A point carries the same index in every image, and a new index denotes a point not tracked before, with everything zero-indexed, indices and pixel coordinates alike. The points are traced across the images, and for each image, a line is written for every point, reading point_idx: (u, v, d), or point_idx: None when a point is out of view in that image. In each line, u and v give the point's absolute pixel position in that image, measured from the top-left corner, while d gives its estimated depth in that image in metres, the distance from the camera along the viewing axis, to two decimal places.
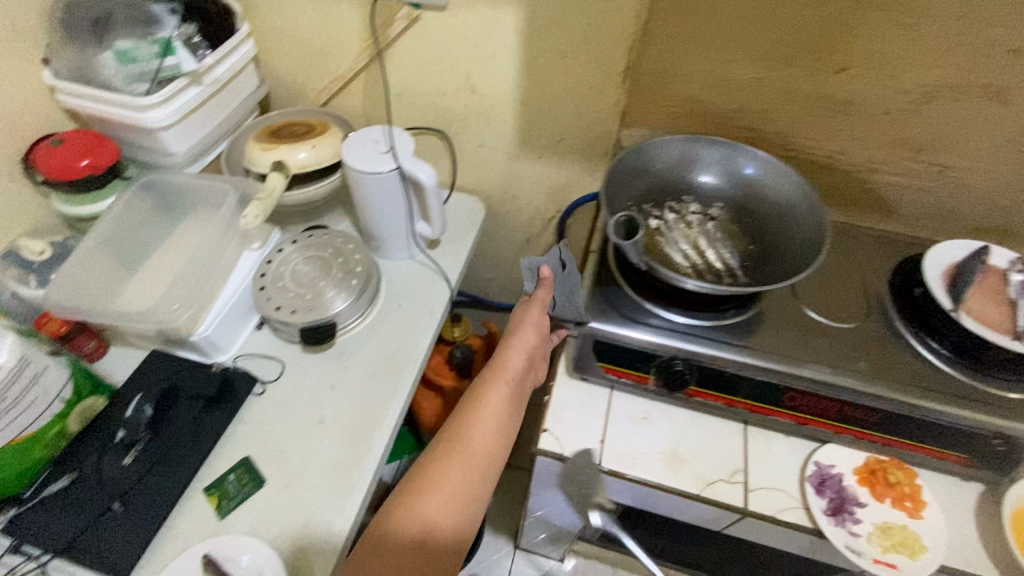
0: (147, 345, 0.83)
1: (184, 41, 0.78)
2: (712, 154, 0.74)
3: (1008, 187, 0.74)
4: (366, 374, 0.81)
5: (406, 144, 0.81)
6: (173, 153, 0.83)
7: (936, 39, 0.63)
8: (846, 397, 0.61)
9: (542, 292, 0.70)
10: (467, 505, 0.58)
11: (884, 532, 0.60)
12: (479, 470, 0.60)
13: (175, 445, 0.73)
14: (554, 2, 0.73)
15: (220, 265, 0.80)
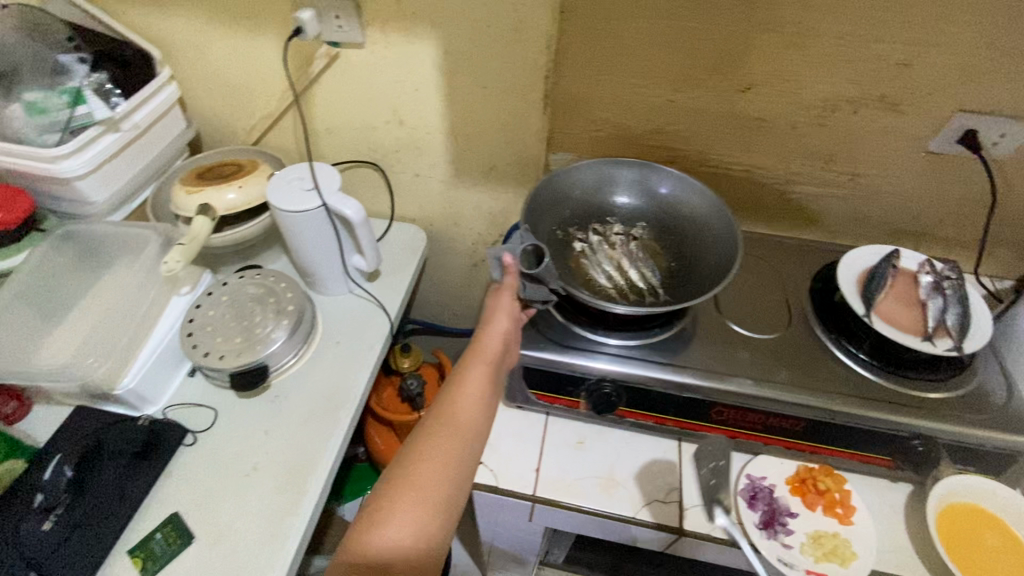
0: (71, 402, 0.79)
1: (96, 90, 0.78)
2: (628, 176, 0.77)
3: (916, 191, 0.77)
4: (302, 415, 0.79)
5: (331, 180, 0.80)
6: (93, 201, 0.82)
7: (829, 56, 0.66)
8: (769, 408, 0.62)
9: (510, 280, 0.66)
10: (444, 508, 0.54)
11: (815, 542, 0.60)
12: (455, 472, 0.56)
13: (98, 505, 0.69)
14: (468, 35, 0.74)
15: (143, 313, 0.77)
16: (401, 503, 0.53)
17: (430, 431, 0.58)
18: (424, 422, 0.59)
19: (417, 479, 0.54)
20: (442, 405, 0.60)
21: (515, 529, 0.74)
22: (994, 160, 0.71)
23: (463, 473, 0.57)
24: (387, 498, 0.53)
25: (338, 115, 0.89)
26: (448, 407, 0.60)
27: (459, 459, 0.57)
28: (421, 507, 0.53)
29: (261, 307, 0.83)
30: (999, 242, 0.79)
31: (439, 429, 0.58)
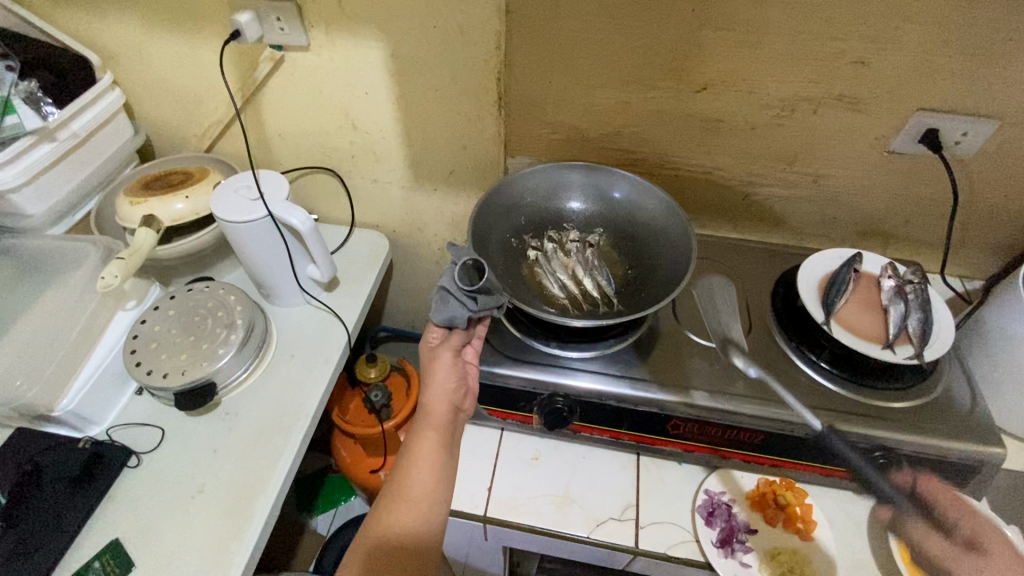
0: (8, 424, 0.75)
1: (26, 98, 0.75)
2: (583, 180, 0.76)
3: (880, 191, 0.75)
4: (252, 435, 0.76)
5: (279, 189, 0.77)
6: (31, 214, 0.78)
7: (783, 55, 0.64)
8: (727, 421, 0.60)
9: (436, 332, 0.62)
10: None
11: (774, 560, 0.58)
12: (420, 549, 0.54)
13: (34, 532, 0.66)
14: (415, 36, 0.72)
15: (79, 329, 0.74)
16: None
17: (387, 510, 0.55)
18: (380, 500, 0.57)
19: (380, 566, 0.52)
20: (395, 480, 0.57)
21: (473, 547, 0.72)
22: (958, 159, 0.69)
23: (430, 546, 0.55)
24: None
25: (289, 120, 0.86)
26: (401, 480, 0.57)
27: (422, 536, 0.54)
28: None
29: (207, 321, 0.79)
30: (966, 243, 0.78)
31: (395, 507, 0.55)
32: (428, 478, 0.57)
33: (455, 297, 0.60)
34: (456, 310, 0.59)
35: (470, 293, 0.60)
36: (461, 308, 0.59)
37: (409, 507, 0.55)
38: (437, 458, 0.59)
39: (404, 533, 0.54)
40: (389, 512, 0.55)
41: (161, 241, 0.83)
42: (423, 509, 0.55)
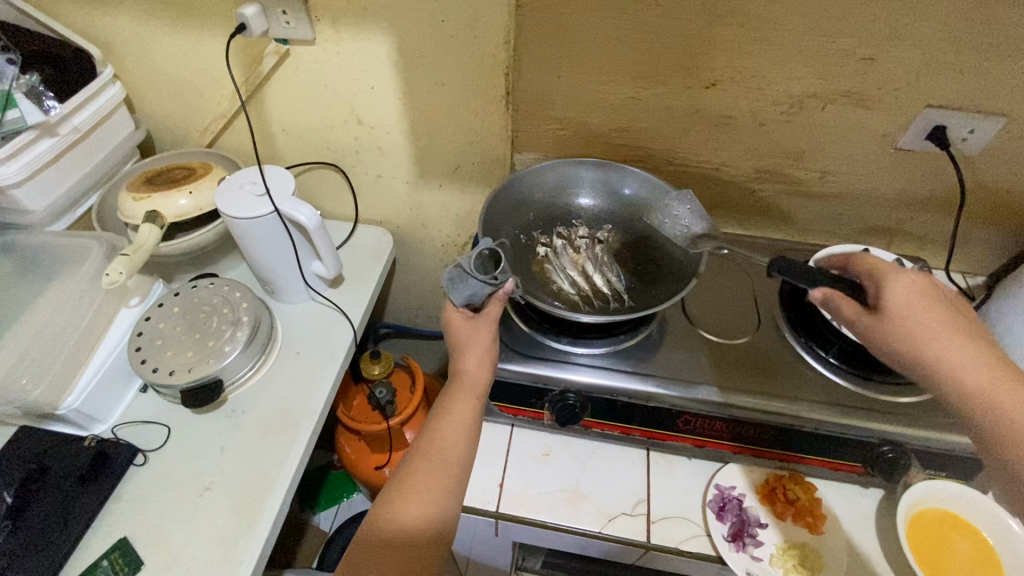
0: (12, 422, 0.74)
1: (27, 92, 0.74)
2: (592, 176, 0.76)
3: (886, 187, 0.76)
4: (259, 432, 0.75)
5: (284, 184, 0.77)
6: (31, 209, 0.77)
7: (792, 51, 0.64)
8: (738, 417, 0.60)
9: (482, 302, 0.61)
10: (431, 550, 0.52)
11: (784, 554, 0.58)
12: (442, 512, 0.53)
13: (42, 531, 0.65)
14: (422, 31, 0.71)
15: (83, 327, 0.73)
16: (386, 548, 0.51)
17: (413, 468, 0.55)
18: (407, 458, 0.56)
19: (400, 522, 0.52)
20: (424, 440, 0.57)
21: (483, 542, 0.72)
22: (964, 156, 0.70)
23: (452, 511, 0.54)
24: (372, 540, 0.51)
25: (294, 116, 0.86)
26: (430, 440, 0.56)
27: (444, 498, 0.54)
28: (409, 551, 0.51)
29: (214, 318, 0.78)
30: (970, 240, 0.78)
31: (421, 466, 0.54)
32: (456, 443, 0.56)
33: (473, 280, 0.60)
34: (475, 286, 0.60)
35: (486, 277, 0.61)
36: (480, 284, 0.60)
37: (435, 468, 0.55)
38: (467, 424, 0.58)
39: (429, 492, 0.53)
40: (416, 469, 0.54)
41: (165, 238, 0.82)
42: (448, 474, 0.54)
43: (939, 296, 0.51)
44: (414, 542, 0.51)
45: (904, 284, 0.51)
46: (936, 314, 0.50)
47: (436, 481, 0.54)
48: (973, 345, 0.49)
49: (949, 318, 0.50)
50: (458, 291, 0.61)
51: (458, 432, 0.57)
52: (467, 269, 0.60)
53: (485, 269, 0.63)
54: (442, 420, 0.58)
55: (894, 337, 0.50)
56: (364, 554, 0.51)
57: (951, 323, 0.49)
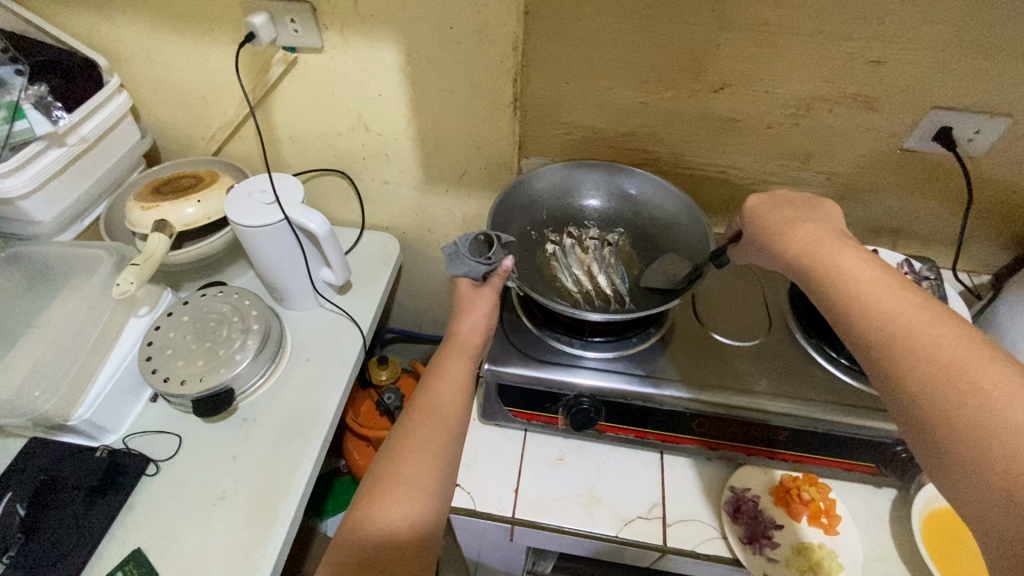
0: (22, 434, 0.74)
1: (36, 102, 0.73)
2: (599, 178, 0.76)
3: (892, 188, 0.76)
4: (270, 440, 0.75)
5: (294, 193, 0.76)
6: (40, 220, 0.77)
7: (799, 55, 0.65)
8: (751, 419, 0.60)
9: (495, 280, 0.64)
10: (434, 494, 0.51)
11: (800, 555, 0.58)
12: (441, 459, 0.53)
13: (56, 543, 0.65)
14: (430, 38, 0.71)
15: (94, 337, 0.73)
16: (389, 493, 0.50)
17: (411, 421, 0.55)
18: (403, 415, 0.57)
19: (404, 468, 0.51)
20: (419, 396, 0.57)
21: (498, 547, 0.72)
22: (970, 157, 0.71)
23: (451, 459, 0.54)
24: (371, 491, 0.50)
25: (301, 123, 0.86)
26: (426, 397, 0.57)
27: (445, 445, 0.54)
28: (414, 495, 0.50)
29: (224, 327, 0.78)
30: (975, 240, 0.79)
31: (419, 416, 0.55)
32: (452, 396, 0.58)
33: (466, 260, 0.64)
34: (469, 264, 0.63)
35: (478, 261, 0.64)
36: (475, 263, 0.63)
37: (434, 419, 0.55)
38: (462, 381, 0.60)
39: (428, 441, 0.54)
40: (414, 423, 0.55)
41: (173, 246, 0.82)
42: (447, 425, 0.55)
43: (789, 201, 0.59)
44: (418, 485, 0.51)
45: (753, 201, 0.60)
46: (782, 209, 0.57)
47: (435, 429, 0.54)
48: (816, 220, 0.54)
49: (794, 210, 0.57)
50: (456, 269, 0.64)
51: (454, 386, 0.58)
52: (460, 249, 0.64)
53: (482, 251, 0.66)
54: (438, 378, 0.59)
55: (751, 238, 0.58)
56: (368, 500, 0.50)
57: (795, 211, 0.56)
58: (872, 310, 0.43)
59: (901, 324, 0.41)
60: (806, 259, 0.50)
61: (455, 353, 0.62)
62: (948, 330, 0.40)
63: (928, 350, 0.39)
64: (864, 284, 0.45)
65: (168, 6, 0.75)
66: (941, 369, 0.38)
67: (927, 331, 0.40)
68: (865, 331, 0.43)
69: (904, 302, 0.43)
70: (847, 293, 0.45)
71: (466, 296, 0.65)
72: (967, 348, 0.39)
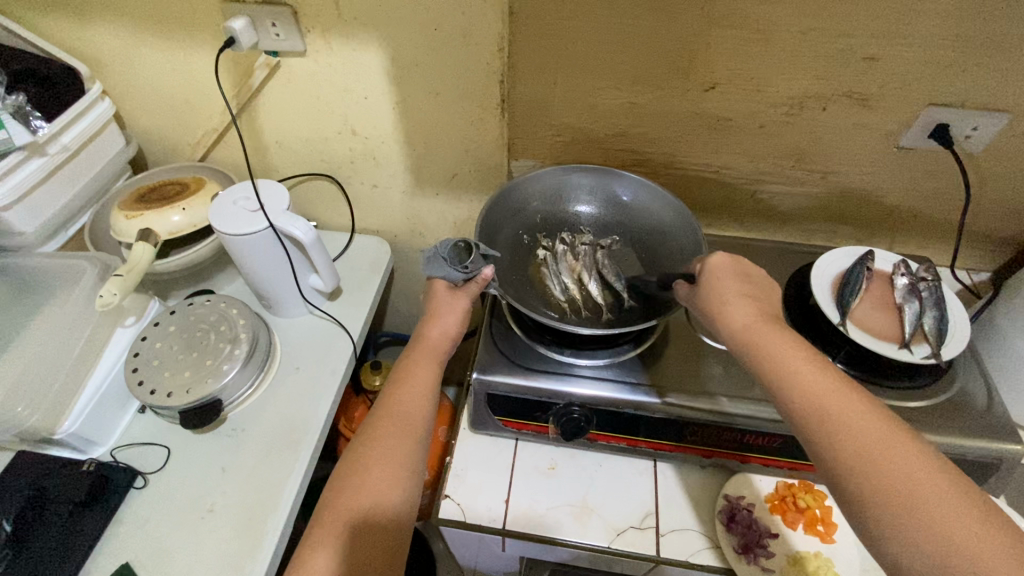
0: (10, 448, 0.73)
1: (14, 112, 0.72)
2: (589, 182, 0.75)
3: (889, 186, 0.75)
4: (259, 450, 0.74)
5: (279, 201, 0.75)
6: (23, 232, 0.76)
7: (790, 52, 0.63)
8: (744, 426, 0.59)
9: (473, 286, 0.63)
10: (401, 504, 0.52)
11: (796, 564, 0.57)
12: (408, 469, 0.54)
13: (41, 559, 0.64)
14: (414, 39, 0.70)
15: (79, 350, 0.72)
16: (354, 508, 0.50)
17: (375, 431, 0.55)
18: (369, 422, 0.56)
19: (368, 481, 0.52)
20: (384, 403, 0.57)
21: (491, 556, 0.72)
22: (968, 154, 0.69)
23: (417, 469, 0.55)
24: (337, 501, 0.51)
25: (287, 127, 0.84)
26: (391, 403, 0.57)
27: (411, 452, 0.55)
28: (380, 508, 0.51)
29: (211, 336, 0.77)
30: (974, 237, 0.78)
31: (384, 424, 0.55)
32: (419, 404, 0.58)
33: (444, 263, 0.63)
34: (446, 268, 0.63)
35: (455, 267, 0.63)
36: (452, 267, 0.63)
37: (399, 426, 0.56)
38: (429, 386, 0.59)
39: (393, 449, 0.54)
40: (378, 432, 0.55)
41: (159, 255, 0.81)
42: (411, 433, 0.55)
43: (745, 272, 0.57)
44: (383, 498, 0.51)
45: (716, 261, 0.57)
46: (735, 285, 0.55)
47: (401, 439, 0.55)
48: (763, 303, 0.53)
49: (746, 283, 0.55)
50: (434, 272, 0.64)
51: (421, 394, 0.58)
52: (439, 253, 0.64)
53: (462, 257, 0.65)
54: (405, 384, 0.59)
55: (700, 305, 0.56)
56: (331, 515, 0.50)
57: (747, 286, 0.55)
58: (840, 432, 0.42)
59: (867, 445, 0.41)
60: (761, 359, 0.48)
61: (423, 355, 0.61)
62: (904, 447, 0.41)
63: (893, 477, 0.39)
64: (822, 395, 0.45)
65: (148, 11, 0.74)
66: (907, 500, 0.38)
67: (889, 451, 0.41)
68: (830, 449, 0.42)
69: (862, 417, 0.43)
70: (808, 406, 0.45)
71: (442, 297, 0.63)
72: (929, 471, 0.39)
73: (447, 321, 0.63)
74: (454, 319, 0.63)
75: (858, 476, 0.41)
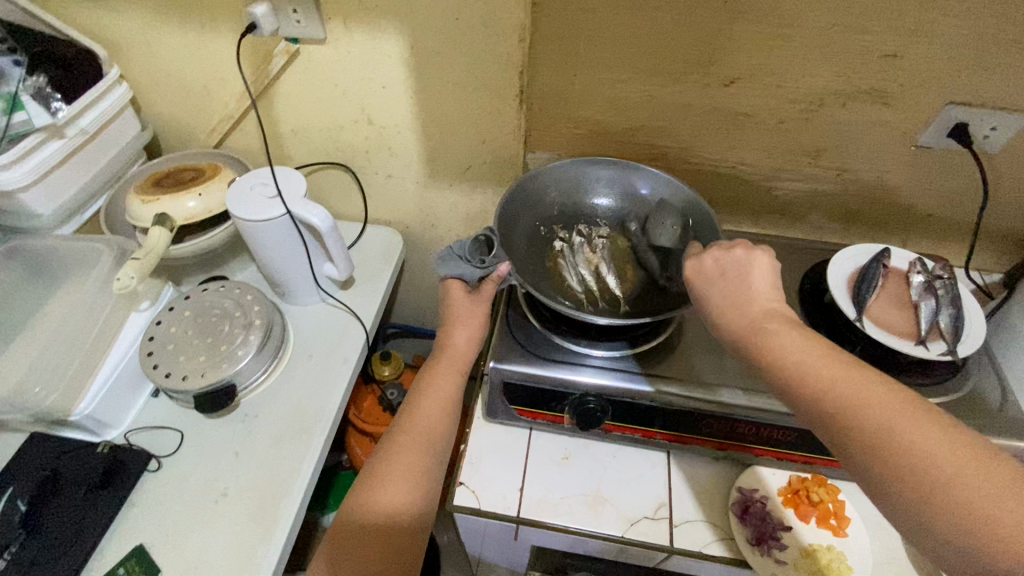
0: (25, 428, 0.74)
1: (34, 94, 0.71)
2: (608, 175, 0.75)
3: (906, 184, 0.75)
4: (272, 436, 0.75)
5: (297, 186, 0.75)
6: (39, 214, 0.76)
7: (813, 47, 0.63)
8: (760, 419, 0.59)
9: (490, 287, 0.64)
10: (418, 516, 0.54)
11: (809, 557, 0.58)
12: (425, 478, 0.55)
13: (56, 540, 0.64)
14: (435, 28, 0.70)
15: (95, 332, 0.72)
16: (372, 515, 0.52)
17: (395, 438, 0.57)
18: (392, 431, 0.58)
19: (386, 488, 0.53)
20: (407, 413, 0.59)
21: (502, 546, 0.72)
22: (986, 154, 0.69)
23: (434, 480, 0.56)
24: (360, 510, 0.52)
25: (303, 115, 0.84)
26: (412, 412, 0.59)
27: (429, 463, 0.56)
28: (398, 521, 0.52)
29: (226, 322, 0.77)
30: (990, 237, 0.78)
31: (406, 433, 0.57)
32: (438, 413, 0.60)
33: (459, 262, 0.64)
34: (463, 267, 0.63)
35: (471, 264, 0.64)
36: (468, 265, 0.63)
37: (420, 436, 0.57)
38: (449, 398, 0.61)
39: (414, 459, 0.56)
40: (398, 439, 0.57)
41: (174, 240, 0.81)
42: (431, 444, 0.57)
43: (719, 268, 0.53)
44: (400, 508, 0.53)
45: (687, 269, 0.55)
46: (718, 281, 0.52)
47: (419, 447, 0.56)
48: (752, 298, 0.50)
49: (724, 284, 0.52)
50: (450, 270, 0.64)
51: (440, 406, 0.60)
52: (454, 253, 0.65)
53: (481, 252, 0.66)
54: (426, 393, 0.61)
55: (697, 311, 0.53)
56: (350, 523, 0.52)
57: (729, 285, 0.52)
58: (867, 433, 0.39)
59: (887, 426, 0.39)
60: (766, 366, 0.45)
61: (445, 366, 0.63)
62: (926, 424, 0.38)
63: (920, 458, 0.37)
64: (832, 380, 0.42)
65: None
66: (939, 481, 0.36)
67: (910, 431, 0.38)
68: (857, 450, 0.40)
69: (885, 406, 0.40)
70: (818, 393, 0.42)
71: (461, 298, 0.65)
72: (957, 448, 0.37)
73: (468, 333, 0.65)
74: (475, 332, 0.65)
75: (882, 461, 0.38)
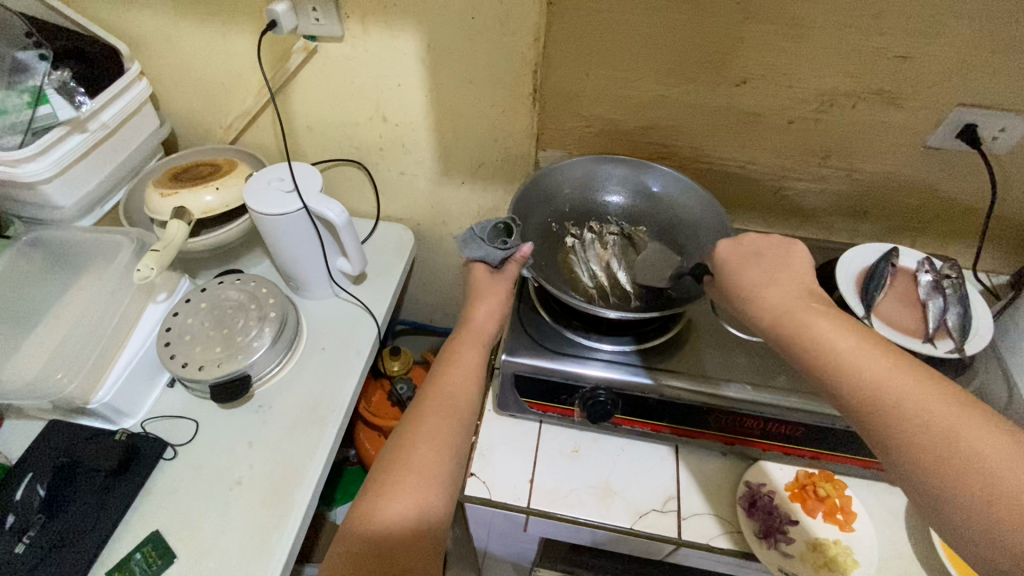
0: (45, 416, 0.75)
1: (59, 88, 0.73)
2: (620, 173, 0.76)
3: (915, 184, 0.76)
4: (286, 427, 0.76)
5: (312, 181, 0.76)
6: (60, 205, 0.78)
7: (825, 48, 0.64)
8: (768, 414, 0.60)
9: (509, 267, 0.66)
10: (445, 483, 0.53)
11: (816, 551, 0.58)
12: (451, 448, 0.55)
13: (75, 524, 0.65)
14: (451, 28, 0.71)
15: (115, 322, 0.74)
16: (399, 488, 0.51)
17: (421, 415, 0.57)
18: (416, 402, 0.59)
19: (412, 462, 0.53)
20: (432, 385, 0.60)
21: (511, 538, 0.73)
22: (995, 155, 0.70)
23: (460, 449, 0.56)
24: (384, 478, 0.53)
25: (319, 112, 0.86)
26: (437, 388, 0.60)
27: (455, 430, 0.57)
28: (425, 487, 0.52)
29: (241, 316, 0.78)
30: (997, 239, 0.79)
31: (431, 404, 0.58)
32: (463, 391, 0.60)
33: (481, 244, 0.65)
34: (485, 248, 0.65)
35: (492, 248, 0.65)
36: (490, 247, 0.65)
37: (446, 405, 0.58)
38: (472, 371, 0.62)
39: (440, 429, 0.56)
40: (424, 416, 0.57)
41: (191, 234, 0.83)
42: (458, 413, 0.58)
43: (755, 252, 0.55)
44: (428, 476, 0.53)
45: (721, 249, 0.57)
46: (755, 264, 0.54)
47: (444, 421, 0.56)
48: (787, 280, 0.51)
49: (760, 265, 0.54)
50: (471, 251, 0.66)
51: (465, 378, 0.61)
52: (476, 235, 0.66)
53: (501, 238, 0.67)
54: (450, 367, 0.62)
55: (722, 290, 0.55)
56: (377, 488, 0.52)
57: (764, 267, 0.53)
58: (893, 414, 0.41)
59: (926, 422, 0.40)
60: (794, 341, 0.46)
61: (467, 341, 0.64)
62: (974, 422, 0.39)
63: (968, 456, 0.37)
64: (882, 374, 0.42)
65: None
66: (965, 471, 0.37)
67: (954, 431, 0.39)
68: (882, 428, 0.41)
69: (915, 391, 0.41)
70: (863, 387, 0.42)
71: (482, 276, 0.67)
72: (999, 446, 0.37)
73: (491, 308, 0.66)
74: (499, 306, 0.66)
75: (920, 458, 0.39)
